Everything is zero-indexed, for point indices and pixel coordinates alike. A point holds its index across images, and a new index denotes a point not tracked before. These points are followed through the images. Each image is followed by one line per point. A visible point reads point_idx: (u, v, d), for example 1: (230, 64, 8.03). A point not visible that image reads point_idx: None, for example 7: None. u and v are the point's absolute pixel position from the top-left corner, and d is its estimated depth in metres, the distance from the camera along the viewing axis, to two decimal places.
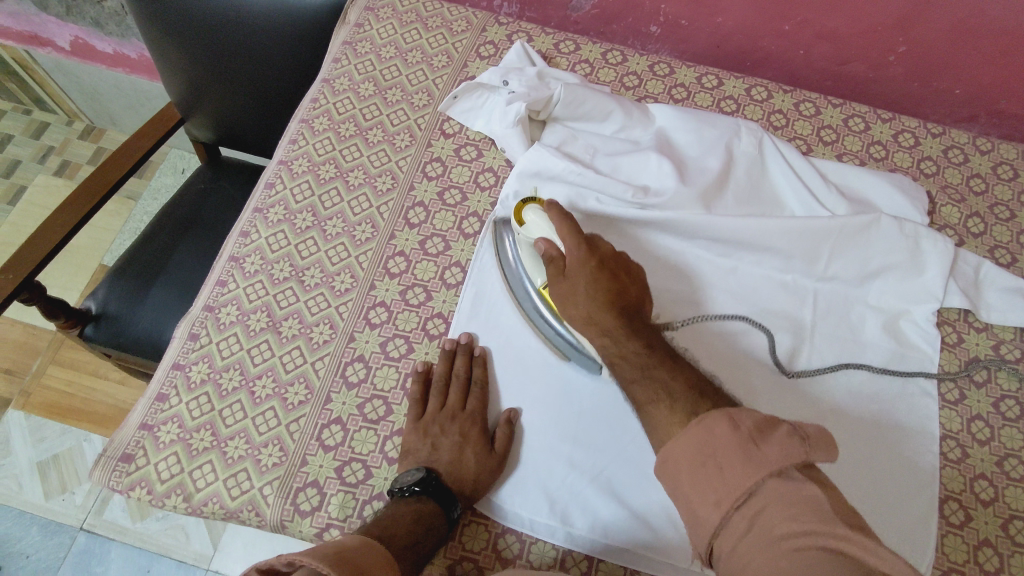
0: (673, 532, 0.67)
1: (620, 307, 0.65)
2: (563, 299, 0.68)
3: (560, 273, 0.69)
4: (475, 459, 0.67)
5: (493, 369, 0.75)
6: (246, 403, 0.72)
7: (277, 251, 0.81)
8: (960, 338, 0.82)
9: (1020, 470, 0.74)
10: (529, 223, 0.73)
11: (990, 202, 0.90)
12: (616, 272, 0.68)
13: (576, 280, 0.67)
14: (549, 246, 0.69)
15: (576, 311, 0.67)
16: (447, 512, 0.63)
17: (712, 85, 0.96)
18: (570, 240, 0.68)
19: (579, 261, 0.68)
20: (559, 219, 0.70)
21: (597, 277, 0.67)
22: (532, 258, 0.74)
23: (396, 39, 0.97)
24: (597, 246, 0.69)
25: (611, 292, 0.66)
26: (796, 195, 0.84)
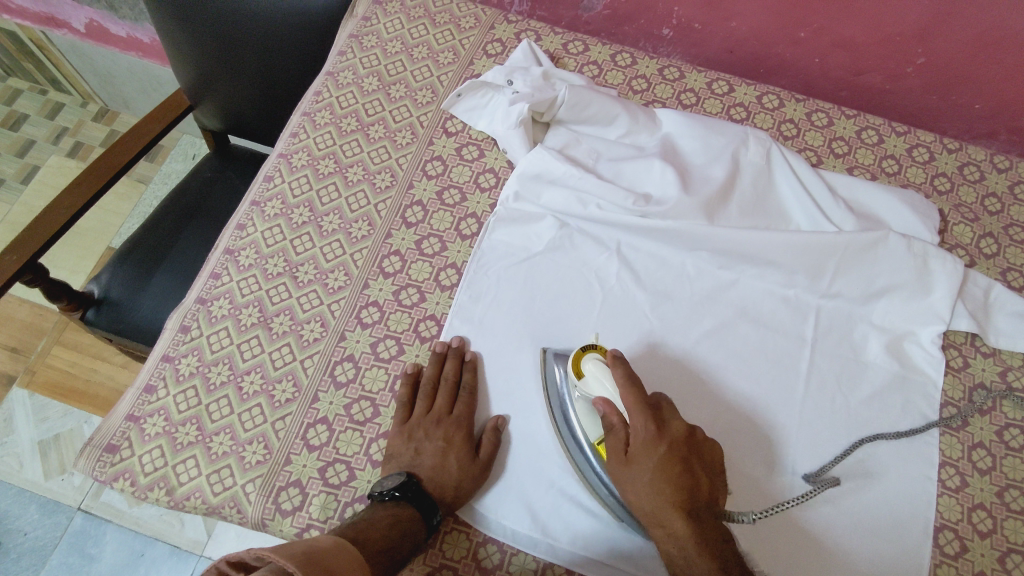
0: (657, 549, 0.66)
1: (686, 503, 0.59)
2: (625, 486, 0.62)
3: (622, 450, 0.62)
4: (458, 466, 0.66)
5: (483, 375, 0.74)
6: (233, 398, 0.72)
7: (272, 245, 0.81)
8: (966, 362, 0.79)
9: (1021, 502, 0.72)
10: (588, 377, 0.65)
11: (1004, 222, 0.87)
12: (688, 460, 0.61)
13: (641, 468, 0.61)
14: (609, 409, 0.63)
15: (640, 504, 0.60)
16: (426, 518, 0.62)
17: (723, 92, 0.93)
18: (636, 412, 0.62)
19: (645, 441, 0.61)
20: (627, 382, 0.63)
21: (669, 465, 0.60)
22: (588, 412, 0.66)
23: (402, 34, 0.96)
24: (666, 426, 0.62)
25: (678, 485, 0.59)
26: (802, 208, 0.82)
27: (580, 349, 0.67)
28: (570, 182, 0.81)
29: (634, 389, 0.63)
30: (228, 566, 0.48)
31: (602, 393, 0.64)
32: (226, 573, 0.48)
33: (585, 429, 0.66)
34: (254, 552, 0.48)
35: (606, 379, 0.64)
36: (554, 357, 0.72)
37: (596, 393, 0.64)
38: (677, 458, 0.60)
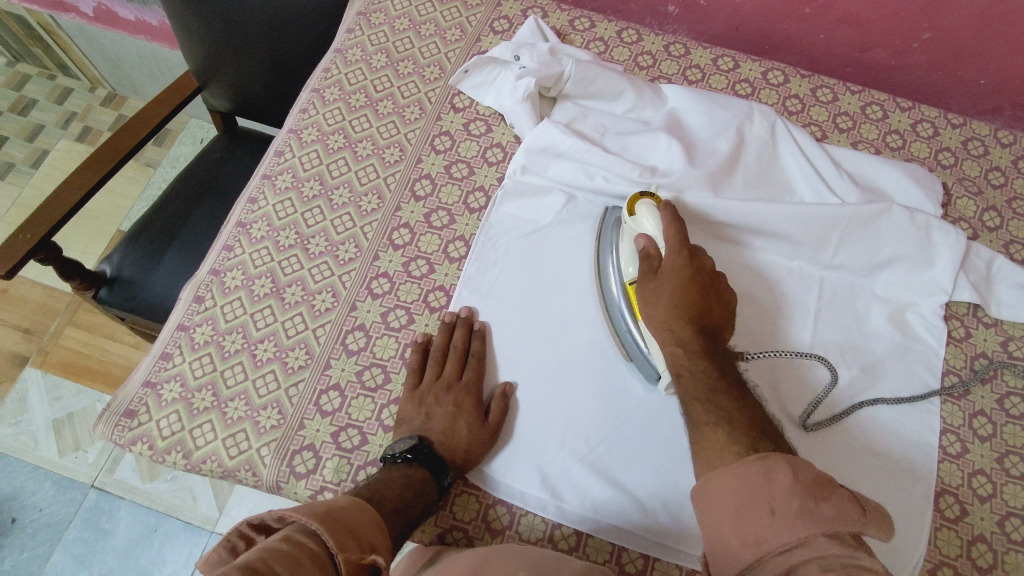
0: (664, 516, 0.67)
1: (697, 320, 0.65)
2: (647, 296, 0.67)
3: (650, 273, 0.68)
4: (468, 430, 0.68)
5: (491, 343, 0.75)
6: (247, 366, 0.74)
7: (283, 218, 0.82)
8: (968, 333, 0.80)
9: (1021, 467, 0.73)
10: (639, 215, 0.71)
11: (1008, 196, 0.88)
12: (708, 297, 0.66)
13: (669, 278, 0.67)
14: (649, 245, 0.69)
15: (655, 310, 0.66)
16: (437, 479, 0.64)
17: (728, 68, 0.94)
18: (674, 242, 0.67)
19: (675, 265, 0.66)
20: (672, 221, 0.69)
21: (688, 288, 0.65)
22: (631, 249, 0.72)
23: (409, 11, 0.97)
24: (700, 258, 0.67)
25: (694, 302, 0.65)
26: (806, 181, 0.83)
27: (637, 193, 0.74)
28: (577, 155, 0.82)
29: (678, 224, 0.68)
30: (252, 527, 0.50)
31: (646, 229, 0.70)
32: (250, 535, 0.49)
33: (624, 261, 0.72)
34: (275, 514, 0.50)
35: (652, 219, 0.70)
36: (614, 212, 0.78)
37: (644, 228, 0.71)
38: (696, 282, 0.66)
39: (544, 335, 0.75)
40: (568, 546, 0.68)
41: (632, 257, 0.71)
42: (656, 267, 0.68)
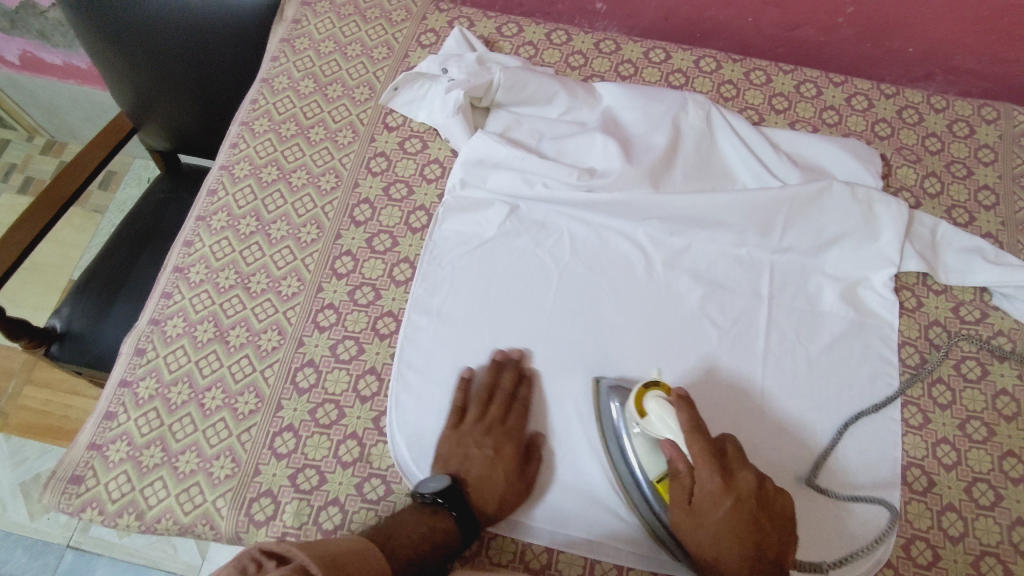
0: (637, 520, 0.68)
1: (754, 556, 0.58)
2: (689, 530, 0.60)
3: (686, 498, 0.61)
4: (503, 476, 0.66)
5: (541, 388, 0.73)
6: (196, 416, 0.71)
7: (221, 259, 0.80)
8: (920, 302, 0.81)
9: (983, 431, 0.74)
10: (652, 418, 0.62)
11: (946, 161, 0.88)
12: (757, 517, 0.59)
13: (711, 526, 0.60)
14: (675, 455, 0.61)
15: (700, 539, 0.60)
16: (463, 530, 0.63)
17: (660, 60, 0.93)
18: (700, 456, 0.60)
19: (712, 489, 0.59)
20: (693, 429, 0.60)
21: (738, 520, 0.59)
22: (648, 447, 0.64)
23: (334, 33, 0.95)
24: (733, 473, 0.60)
25: (749, 539, 0.58)
26: (746, 167, 0.82)
27: (642, 385, 0.65)
28: (514, 164, 0.81)
29: (701, 439, 0.60)
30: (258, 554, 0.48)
31: (665, 436, 0.62)
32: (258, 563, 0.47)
33: (641, 456, 0.65)
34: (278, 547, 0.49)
35: (667, 422, 0.61)
36: (609, 384, 0.70)
37: (661, 433, 0.62)
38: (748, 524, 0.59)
39: (497, 350, 0.74)
40: (540, 564, 0.67)
41: (654, 451, 0.64)
42: (688, 482, 0.61)
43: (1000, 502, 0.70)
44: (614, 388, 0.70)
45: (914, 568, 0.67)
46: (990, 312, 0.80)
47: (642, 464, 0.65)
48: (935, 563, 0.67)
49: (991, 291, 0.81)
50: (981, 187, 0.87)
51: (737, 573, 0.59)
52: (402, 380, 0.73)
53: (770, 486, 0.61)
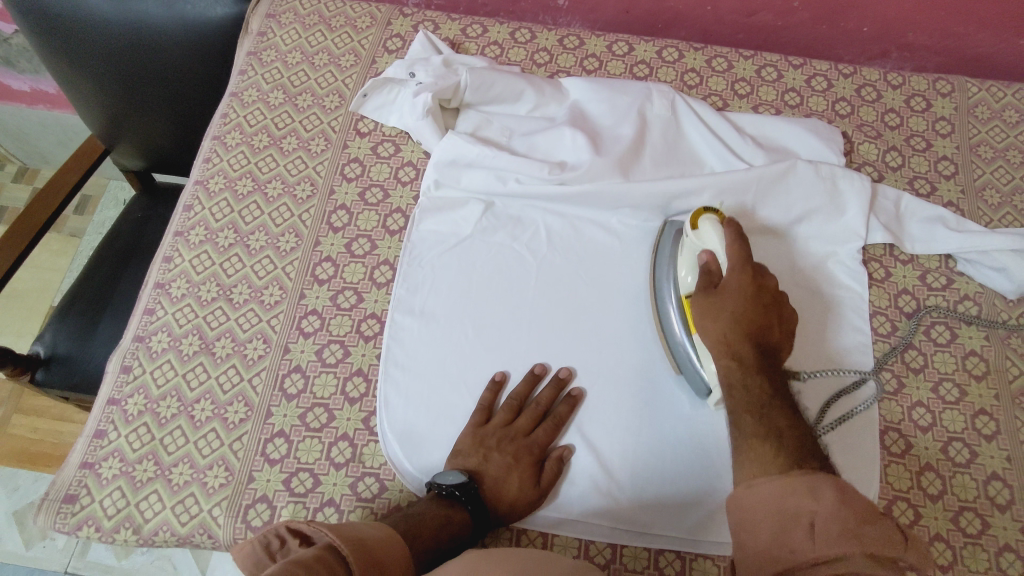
0: (625, 500, 0.70)
1: (757, 337, 0.65)
2: (704, 308, 0.68)
3: (712, 287, 0.69)
4: (519, 486, 0.67)
5: (578, 411, 0.74)
6: (186, 428, 0.72)
7: (202, 272, 0.80)
8: (888, 272, 0.83)
9: (955, 392, 0.76)
10: (703, 229, 0.72)
11: (905, 135, 0.91)
12: (773, 305, 0.67)
13: (729, 292, 0.67)
14: (711, 260, 0.70)
15: (711, 325, 0.67)
16: (474, 526, 0.64)
17: (624, 52, 0.95)
18: (734, 254, 0.69)
19: (739, 280, 0.67)
20: (737, 236, 0.70)
21: (753, 310, 0.66)
22: (690, 258, 0.73)
23: (300, 44, 0.95)
24: (764, 277, 0.68)
25: (758, 321, 0.65)
26: (712, 151, 0.84)
27: (699, 208, 0.75)
28: (486, 162, 0.83)
29: (741, 242, 0.69)
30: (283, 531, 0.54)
31: (710, 245, 0.71)
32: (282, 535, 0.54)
33: (681, 268, 0.74)
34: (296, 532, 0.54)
35: (716, 235, 0.71)
36: (674, 225, 0.80)
37: (708, 243, 0.71)
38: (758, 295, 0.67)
39: (480, 345, 0.76)
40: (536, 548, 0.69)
41: (693, 267, 0.72)
42: (717, 282, 0.69)
43: (975, 459, 0.73)
44: (676, 232, 0.79)
45: (897, 528, 0.69)
46: (955, 278, 0.83)
47: (680, 280, 0.74)
48: (917, 521, 0.70)
49: (954, 258, 0.84)
50: (940, 158, 0.90)
51: (735, 357, 0.64)
52: (388, 380, 0.74)
53: (793, 307, 0.69)
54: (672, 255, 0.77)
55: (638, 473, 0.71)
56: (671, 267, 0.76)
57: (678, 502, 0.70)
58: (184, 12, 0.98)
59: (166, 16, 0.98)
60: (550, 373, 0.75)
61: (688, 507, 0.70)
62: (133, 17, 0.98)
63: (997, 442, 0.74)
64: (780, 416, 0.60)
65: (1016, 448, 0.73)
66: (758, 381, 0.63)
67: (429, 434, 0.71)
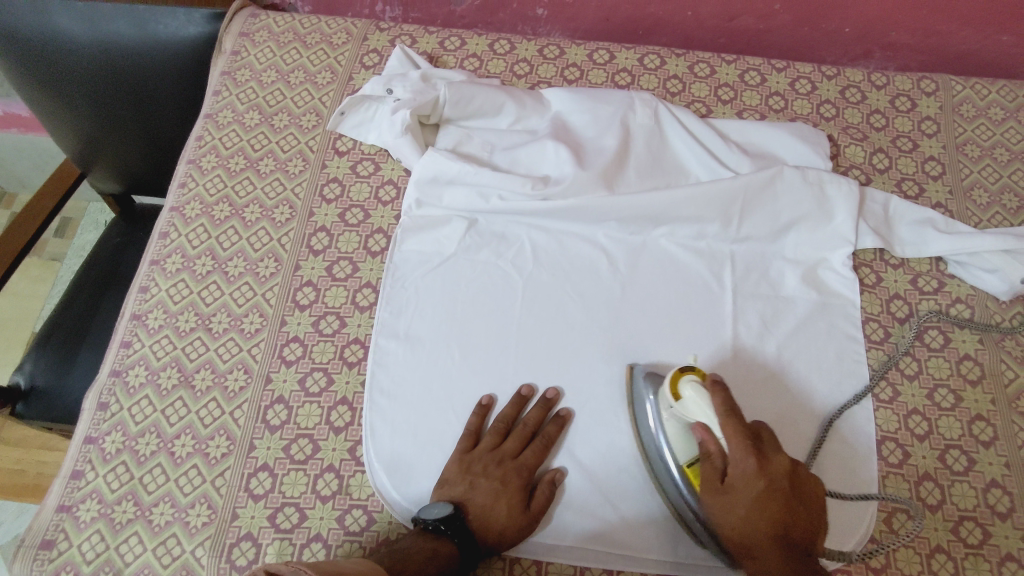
0: (620, 523, 0.69)
1: (780, 536, 0.59)
2: (718, 516, 0.62)
3: (717, 480, 0.62)
4: (508, 513, 0.65)
5: (567, 431, 0.72)
6: (167, 466, 0.70)
7: (179, 302, 0.78)
8: (879, 278, 0.82)
9: (950, 398, 0.75)
10: (686, 401, 0.64)
11: (891, 136, 0.90)
12: (790, 498, 0.60)
13: (740, 495, 0.61)
14: (707, 437, 0.63)
15: (735, 530, 0.61)
16: (463, 557, 0.63)
17: (604, 61, 0.94)
18: (737, 448, 0.61)
19: (746, 472, 0.60)
20: (728, 412, 0.62)
21: (768, 507, 0.60)
22: (680, 432, 0.65)
23: (275, 62, 0.93)
24: (770, 461, 0.61)
25: (778, 520, 0.59)
26: (697, 160, 0.83)
27: (676, 371, 0.66)
28: (468, 178, 0.81)
29: (736, 421, 0.61)
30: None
31: (701, 418, 0.63)
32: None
33: (671, 444, 0.66)
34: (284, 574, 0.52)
35: (705, 406, 0.63)
36: (643, 371, 0.72)
37: (697, 418, 0.64)
38: (773, 488, 0.60)
39: (466, 367, 0.74)
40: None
41: (686, 439, 0.65)
42: (721, 468, 0.62)
43: (974, 466, 0.72)
44: (652, 376, 0.71)
45: (897, 541, 0.68)
46: (947, 281, 0.82)
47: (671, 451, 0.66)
48: (917, 533, 0.68)
49: (946, 260, 0.83)
50: (927, 159, 0.89)
51: (761, 566, 0.60)
52: (374, 407, 0.72)
53: (803, 472, 0.62)
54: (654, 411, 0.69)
55: (633, 496, 0.70)
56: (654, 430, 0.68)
57: (675, 523, 0.69)
58: (155, 32, 0.96)
59: (138, 37, 0.97)
60: (538, 395, 0.73)
61: (685, 529, 0.69)
62: (103, 40, 0.96)
63: (995, 448, 0.73)
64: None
65: (1015, 454, 0.72)
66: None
67: (417, 462, 0.70)
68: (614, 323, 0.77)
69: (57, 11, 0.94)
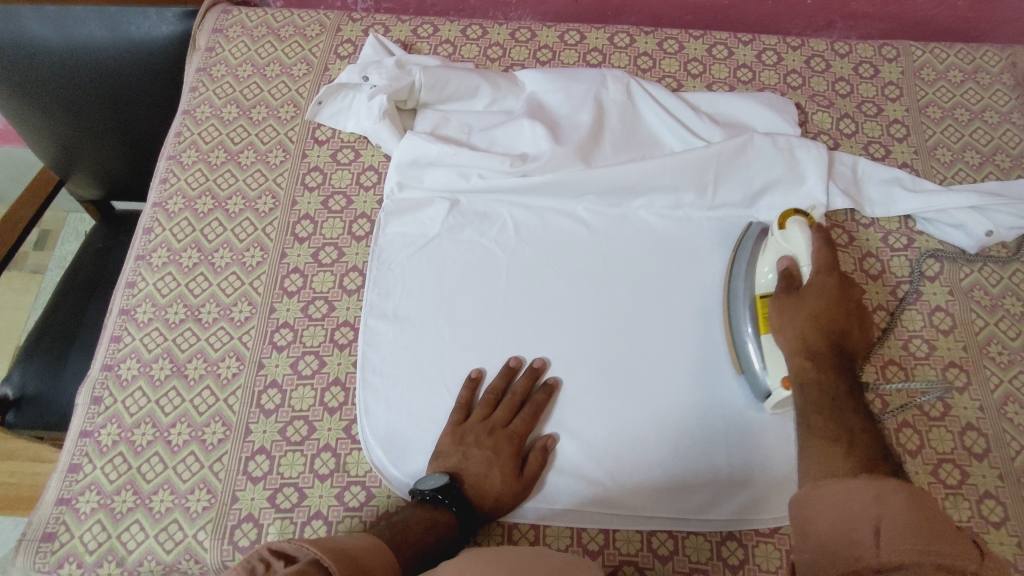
0: (613, 484, 0.71)
1: (836, 339, 0.65)
2: (786, 309, 0.68)
3: (790, 289, 0.70)
4: (502, 480, 0.68)
5: (556, 397, 0.74)
6: (163, 454, 0.71)
7: (167, 295, 0.79)
8: (851, 237, 0.84)
9: (924, 347, 0.78)
10: (788, 234, 0.73)
11: (857, 102, 0.93)
12: (851, 321, 0.67)
13: (812, 294, 0.68)
14: (794, 264, 0.71)
15: (790, 320, 0.67)
16: (462, 525, 0.65)
17: (576, 41, 0.95)
18: (822, 262, 0.69)
19: (823, 282, 0.68)
20: (822, 244, 0.70)
21: (833, 307, 0.66)
22: (772, 258, 0.74)
23: (250, 56, 0.94)
24: (849, 289, 0.68)
25: (835, 325, 0.66)
26: (670, 132, 0.85)
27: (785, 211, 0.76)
28: (447, 159, 0.82)
29: (826, 247, 0.70)
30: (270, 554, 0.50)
31: (795, 245, 0.72)
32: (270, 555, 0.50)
33: (763, 267, 0.74)
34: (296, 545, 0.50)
35: (803, 239, 0.72)
36: (757, 227, 0.80)
37: (792, 247, 0.72)
38: (839, 300, 0.67)
39: (456, 341, 0.76)
40: (529, 542, 0.69)
41: (775, 267, 0.73)
42: (798, 284, 0.70)
43: (949, 412, 0.74)
44: (760, 232, 0.79)
45: None
46: (916, 237, 0.85)
47: (759, 277, 0.74)
48: None
49: (914, 218, 0.85)
50: (891, 122, 0.91)
51: (809, 353, 0.65)
52: (367, 387, 0.74)
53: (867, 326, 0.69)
54: (752, 256, 0.77)
55: (625, 458, 0.72)
56: (750, 267, 0.76)
57: (667, 483, 0.71)
58: (127, 33, 0.97)
59: (109, 39, 0.97)
60: (525, 366, 0.75)
61: (677, 488, 0.71)
62: (75, 43, 0.96)
63: (968, 393, 0.75)
64: (853, 415, 0.58)
65: (987, 397, 0.75)
66: (835, 380, 0.62)
67: (412, 438, 0.71)
68: (599, 293, 0.79)
69: (25, 15, 0.94)
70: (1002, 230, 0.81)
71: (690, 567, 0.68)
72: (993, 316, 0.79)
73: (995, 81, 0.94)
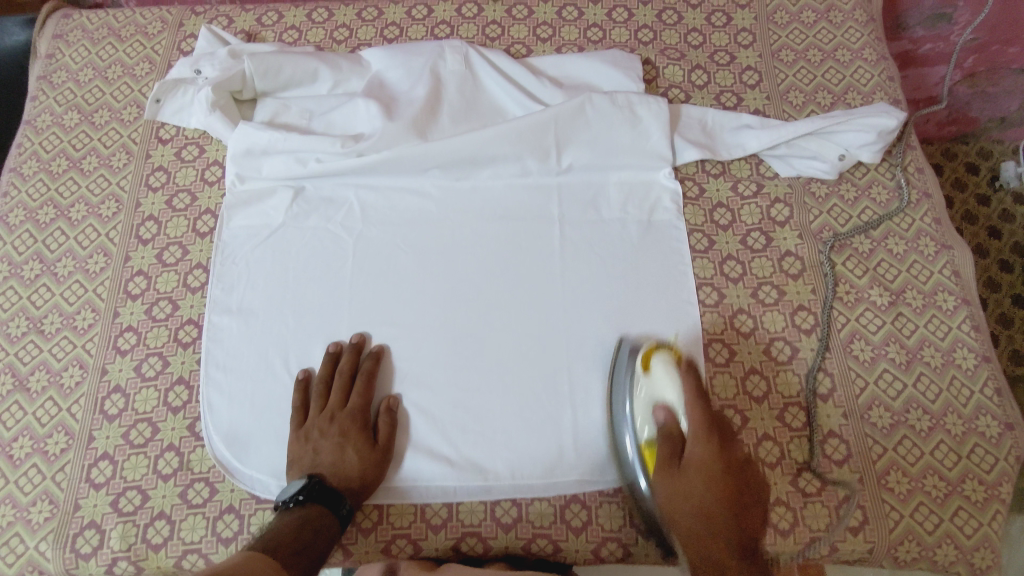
0: (459, 458, 0.70)
1: (733, 515, 0.60)
2: (671, 490, 0.62)
3: (672, 462, 0.62)
4: (358, 457, 0.67)
5: (389, 363, 0.74)
6: (5, 469, 0.71)
7: (9, 309, 0.78)
8: (701, 189, 0.83)
9: (774, 294, 0.78)
10: (658, 380, 0.67)
11: (709, 52, 0.91)
12: (738, 490, 0.61)
13: (694, 474, 0.61)
14: (668, 416, 0.64)
15: (682, 504, 0.61)
16: (337, 511, 0.64)
17: (423, 15, 0.94)
18: (697, 425, 0.62)
19: (703, 457, 0.61)
20: (693, 396, 0.63)
21: (714, 487, 0.60)
22: (646, 409, 0.66)
23: (90, 59, 0.92)
24: (725, 447, 0.62)
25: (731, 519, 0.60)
26: (511, 99, 0.84)
27: (648, 354, 0.69)
28: (283, 147, 0.81)
29: (700, 399, 0.63)
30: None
31: (667, 397, 0.65)
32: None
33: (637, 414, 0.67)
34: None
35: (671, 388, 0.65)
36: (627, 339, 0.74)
37: (666, 395, 0.66)
38: (723, 473, 0.61)
39: (296, 330, 0.75)
40: (372, 522, 0.70)
41: (650, 419, 0.66)
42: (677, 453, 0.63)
43: (797, 354, 0.75)
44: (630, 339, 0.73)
45: None
46: (766, 183, 0.84)
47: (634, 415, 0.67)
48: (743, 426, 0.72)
49: (765, 159, 0.85)
50: (744, 70, 0.90)
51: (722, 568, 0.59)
52: (210, 382, 0.73)
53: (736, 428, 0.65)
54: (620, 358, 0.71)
55: (469, 429, 0.71)
56: (620, 385, 0.70)
57: (513, 452, 0.70)
58: None
59: None
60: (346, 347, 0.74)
61: (521, 454, 0.70)
62: None
63: (815, 335, 0.76)
64: None
65: (834, 336, 0.76)
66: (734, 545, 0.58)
67: (254, 431, 0.71)
68: (445, 268, 0.79)
69: None
70: (856, 150, 0.82)
71: (533, 532, 0.70)
72: (841, 256, 0.79)
73: (848, 18, 0.93)
